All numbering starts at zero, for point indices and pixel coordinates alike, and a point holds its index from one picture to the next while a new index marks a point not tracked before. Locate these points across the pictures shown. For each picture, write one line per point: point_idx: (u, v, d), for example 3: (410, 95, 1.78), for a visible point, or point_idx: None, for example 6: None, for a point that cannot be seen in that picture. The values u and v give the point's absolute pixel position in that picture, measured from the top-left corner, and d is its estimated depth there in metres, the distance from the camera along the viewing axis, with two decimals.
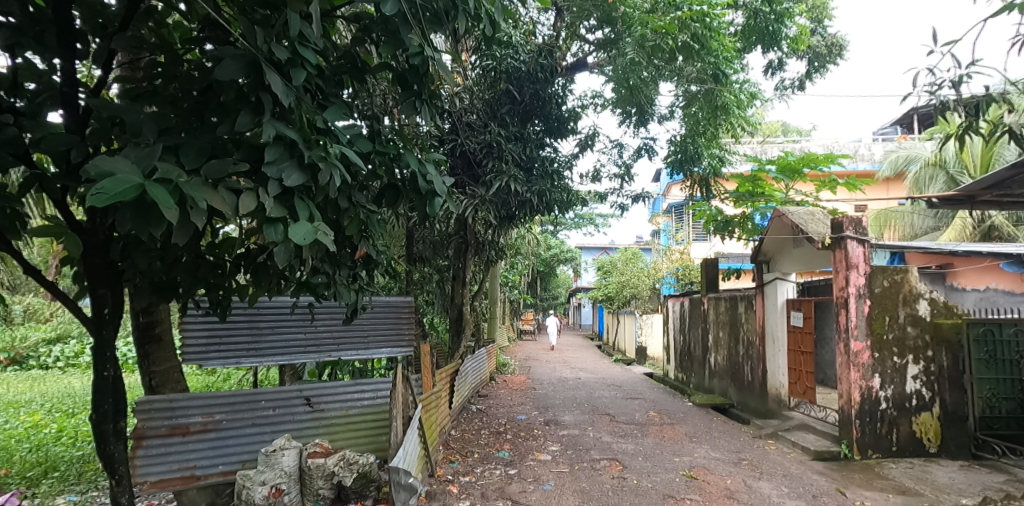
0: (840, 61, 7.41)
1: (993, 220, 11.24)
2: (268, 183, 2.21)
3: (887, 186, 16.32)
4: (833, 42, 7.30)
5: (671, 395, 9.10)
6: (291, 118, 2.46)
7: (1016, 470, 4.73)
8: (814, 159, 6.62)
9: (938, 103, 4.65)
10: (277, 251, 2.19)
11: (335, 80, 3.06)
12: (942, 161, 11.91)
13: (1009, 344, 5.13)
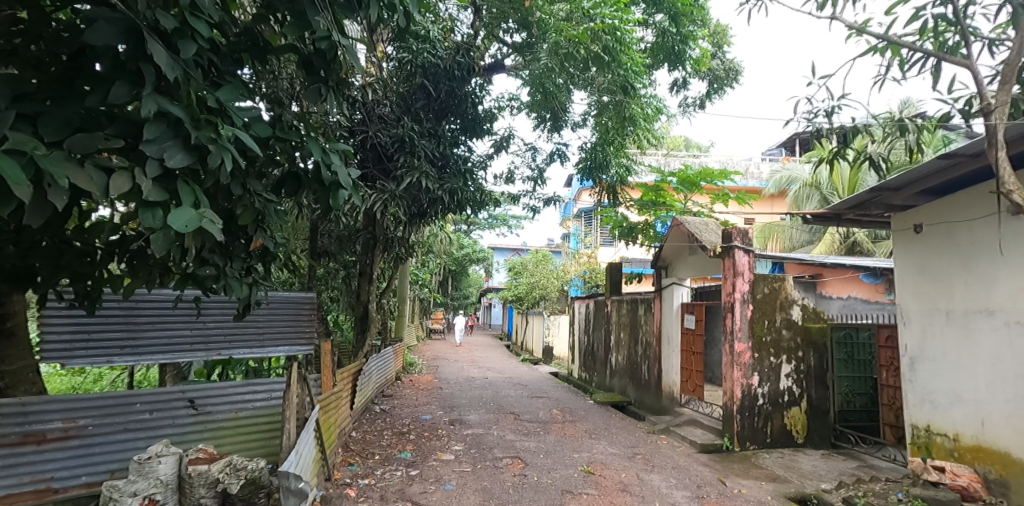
0: (735, 85, 8.04)
1: (855, 237, 12.73)
2: (147, 162, 1.99)
3: (771, 203, 17.97)
4: (730, 67, 7.92)
5: (574, 394, 9.40)
6: (179, 95, 2.23)
7: (864, 457, 5.37)
8: (710, 174, 7.14)
9: (815, 130, 5.22)
10: (154, 238, 1.95)
11: (232, 58, 2.81)
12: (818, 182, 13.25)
13: (863, 346, 5.78)
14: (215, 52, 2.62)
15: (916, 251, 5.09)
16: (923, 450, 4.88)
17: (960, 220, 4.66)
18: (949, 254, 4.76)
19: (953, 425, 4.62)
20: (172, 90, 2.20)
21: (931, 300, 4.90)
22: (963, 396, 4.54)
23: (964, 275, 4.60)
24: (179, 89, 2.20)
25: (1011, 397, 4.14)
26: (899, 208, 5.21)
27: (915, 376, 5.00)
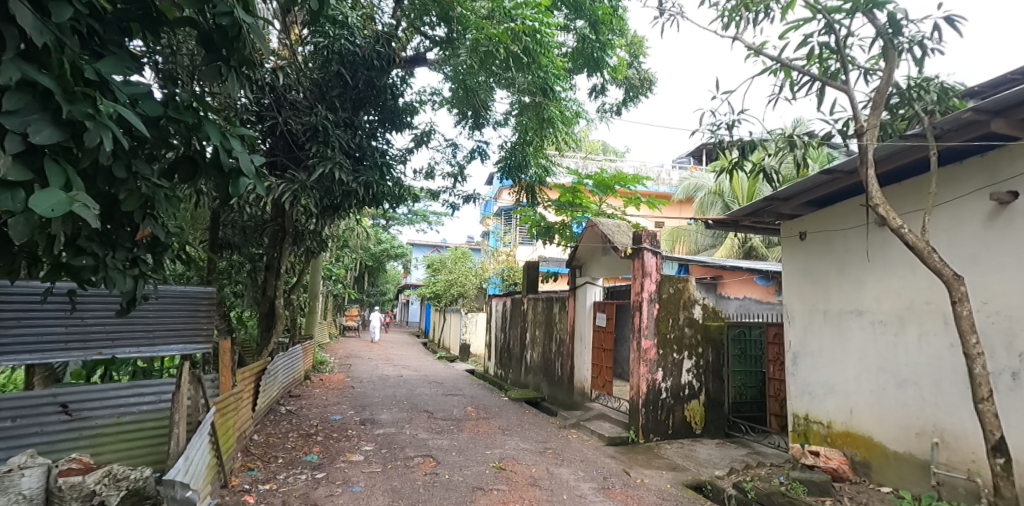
0: (650, 94, 8.45)
1: (752, 242, 13.80)
2: (5, 138, 1.62)
3: (679, 208, 19.09)
4: (645, 77, 8.32)
5: (489, 390, 9.49)
6: (44, 64, 1.83)
7: (752, 444, 5.84)
8: (623, 178, 7.53)
9: (717, 142, 5.58)
10: (13, 225, 1.62)
11: (118, 26, 2.35)
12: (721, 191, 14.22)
13: (755, 343, 6.35)
14: (93, 14, 2.19)
15: (800, 256, 5.50)
16: (802, 436, 5.36)
17: (838, 229, 5.06)
18: (829, 259, 5.15)
19: (827, 414, 5.08)
20: (41, 57, 1.82)
21: (811, 301, 5.33)
22: (835, 387, 4.99)
23: (839, 279, 5.02)
24: (46, 58, 1.81)
25: (875, 387, 4.62)
26: (788, 216, 5.64)
27: (797, 370, 5.42)
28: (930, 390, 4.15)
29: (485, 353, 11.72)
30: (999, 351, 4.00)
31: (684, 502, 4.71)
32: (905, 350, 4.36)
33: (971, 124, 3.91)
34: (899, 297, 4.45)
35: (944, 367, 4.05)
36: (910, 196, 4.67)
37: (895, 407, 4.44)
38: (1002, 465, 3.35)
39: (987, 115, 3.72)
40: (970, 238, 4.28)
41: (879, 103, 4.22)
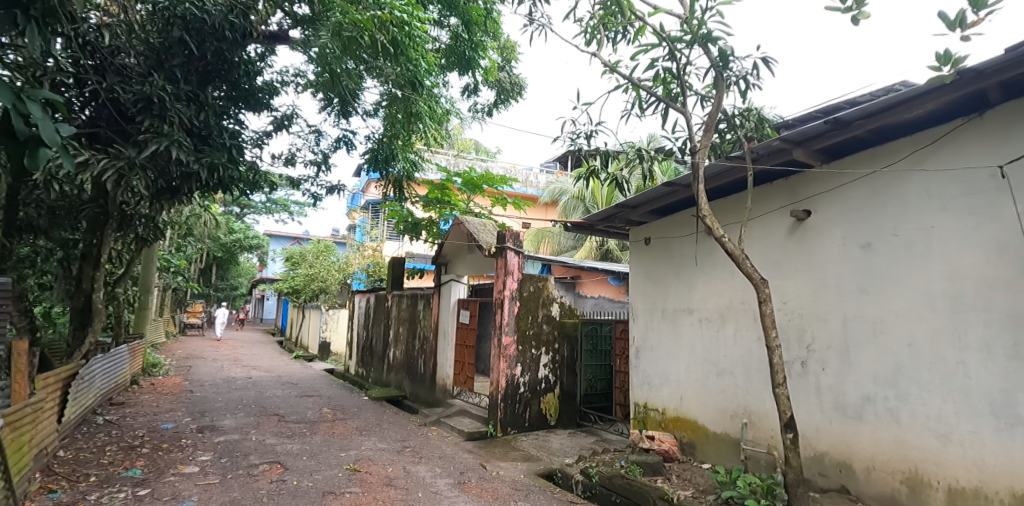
0: (519, 99, 8.74)
1: (608, 245, 14.80)
2: None
3: (545, 210, 19.92)
4: (516, 82, 8.60)
5: (348, 390, 9.17)
6: None
7: (599, 432, 6.32)
8: (491, 178, 7.72)
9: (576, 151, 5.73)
10: None
11: None
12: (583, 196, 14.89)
13: (606, 339, 6.83)
14: None
15: (645, 259, 6.00)
16: (640, 423, 5.85)
17: (675, 236, 5.60)
18: (668, 262, 5.67)
19: (662, 401, 5.60)
20: None
21: (652, 300, 5.82)
22: (669, 377, 5.50)
23: (675, 280, 5.54)
24: None
25: (700, 377, 5.14)
26: (637, 223, 6.07)
27: (640, 363, 5.90)
28: (742, 377, 4.72)
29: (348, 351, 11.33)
30: (793, 344, 4.66)
31: (535, 490, 4.96)
32: (725, 343, 4.91)
33: (778, 151, 4.40)
34: (721, 298, 5.00)
35: (753, 358, 4.64)
36: (732, 210, 5.20)
37: (715, 393, 4.98)
38: (791, 439, 3.80)
39: (790, 144, 4.21)
40: (774, 249, 4.88)
41: (709, 128, 4.42)
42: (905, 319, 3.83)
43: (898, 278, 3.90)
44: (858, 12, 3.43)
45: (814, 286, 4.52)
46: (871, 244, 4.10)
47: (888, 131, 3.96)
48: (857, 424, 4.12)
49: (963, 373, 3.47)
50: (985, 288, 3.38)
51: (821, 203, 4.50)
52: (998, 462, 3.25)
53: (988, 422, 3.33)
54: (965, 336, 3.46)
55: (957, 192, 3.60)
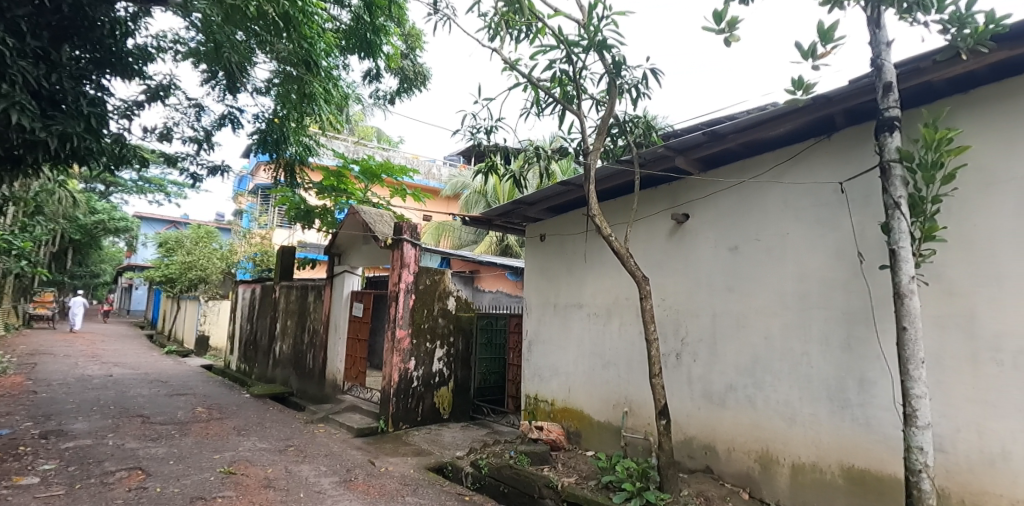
0: (423, 89, 8.63)
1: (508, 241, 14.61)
2: None
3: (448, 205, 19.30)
4: (420, 71, 8.46)
5: (227, 388, 8.53)
6: None
7: (491, 423, 6.44)
8: (390, 168, 7.53)
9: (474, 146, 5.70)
10: None
11: None
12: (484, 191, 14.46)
13: (500, 331, 7.00)
14: None
15: (539, 255, 6.18)
16: (530, 414, 6.01)
17: (568, 234, 5.82)
18: (561, 258, 5.88)
19: (551, 393, 5.79)
20: None
21: (545, 296, 6.02)
22: (559, 370, 5.71)
23: (567, 277, 5.76)
24: None
25: (587, 369, 5.38)
26: (533, 220, 6.22)
27: (532, 356, 6.07)
28: (624, 369, 5.00)
29: (228, 346, 10.51)
30: (669, 337, 4.92)
31: (424, 484, 4.91)
32: (610, 337, 5.17)
33: (663, 158, 4.62)
34: (608, 294, 5.27)
35: (634, 351, 4.94)
36: (620, 211, 5.49)
37: (600, 384, 5.23)
38: (665, 425, 4.10)
39: (673, 152, 4.44)
40: (655, 250, 5.14)
41: (602, 131, 4.52)
42: (764, 315, 4.22)
43: (759, 278, 4.27)
44: (730, 35, 3.67)
45: (689, 283, 4.80)
46: (738, 247, 4.45)
47: (756, 146, 4.31)
48: (720, 409, 4.44)
49: (807, 363, 3.92)
50: (827, 288, 3.86)
51: (698, 207, 4.78)
52: (831, 439, 3.76)
53: (825, 406, 3.81)
54: (810, 330, 3.92)
55: (808, 204, 4.04)
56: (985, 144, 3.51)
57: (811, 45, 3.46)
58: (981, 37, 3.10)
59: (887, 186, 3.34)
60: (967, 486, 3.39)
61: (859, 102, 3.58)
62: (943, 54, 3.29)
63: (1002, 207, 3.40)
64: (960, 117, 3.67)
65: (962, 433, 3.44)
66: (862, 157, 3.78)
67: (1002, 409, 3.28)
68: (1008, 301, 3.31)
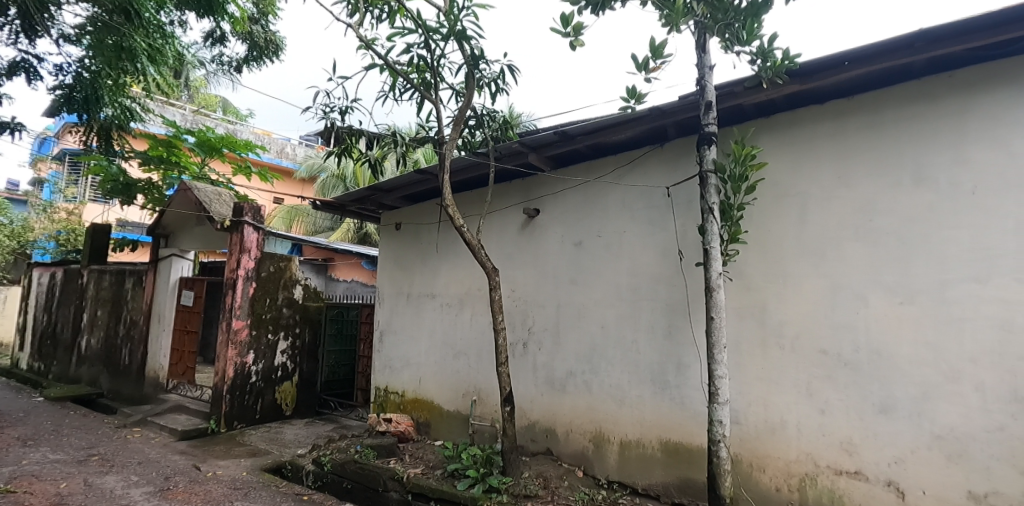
0: (276, 60, 8.02)
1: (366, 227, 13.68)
2: None
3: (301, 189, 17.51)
4: (271, 40, 7.85)
5: (10, 391, 7.15)
6: None
7: (338, 418, 6.31)
8: (234, 142, 6.85)
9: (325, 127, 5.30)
10: None
11: None
12: (343, 174, 13.34)
13: (350, 323, 6.79)
14: None
15: (394, 244, 6.04)
16: (380, 406, 5.87)
17: (424, 223, 5.75)
18: (417, 247, 5.78)
19: (402, 384, 5.70)
20: None
21: (399, 286, 5.89)
22: (410, 360, 5.63)
23: (421, 267, 5.70)
24: None
25: (437, 359, 5.39)
26: (389, 207, 6.06)
27: (383, 347, 5.92)
28: (474, 359, 5.09)
29: (15, 341, 8.76)
30: (517, 326, 5.09)
31: (257, 487, 4.52)
32: (462, 327, 5.23)
33: (516, 154, 4.67)
34: (461, 284, 5.31)
35: (484, 341, 5.05)
36: (475, 203, 5.54)
37: (451, 374, 5.27)
38: (509, 412, 4.17)
39: (527, 149, 4.49)
40: (508, 241, 5.28)
41: (459, 121, 4.49)
42: (602, 306, 4.53)
43: (599, 272, 4.58)
44: (575, 39, 3.72)
45: (537, 276, 5.01)
46: (582, 242, 4.72)
47: (601, 149, 4.54)
48: (561, 394, 4.70)
49: (636, 350, 4.28)
50: (653, 281, 4.24)
51: (548, 203, 4.99)
52: (653, 417, 4.14)
53: (649, 388, 4.18)
54: (639, 320, 4.28)
55: (641, 204, 4.38)
56: (778, 161, 4.06)
57: (643, 58, 3.71)
58: (777, 71, 3.50)
59: (704, 193, 3.65)
60: (753, 451, 3.96)
61: (687, 118, 3.93)
62: (750, 82, 3.67)
63: (789, 217, 3.96)
64: (762, 137, 4.17)
65: (753, 407, 3.99)
66: (686, 165, 4.17)
67: (781, 385, 3.87)
68: (788, 295, 3.90)
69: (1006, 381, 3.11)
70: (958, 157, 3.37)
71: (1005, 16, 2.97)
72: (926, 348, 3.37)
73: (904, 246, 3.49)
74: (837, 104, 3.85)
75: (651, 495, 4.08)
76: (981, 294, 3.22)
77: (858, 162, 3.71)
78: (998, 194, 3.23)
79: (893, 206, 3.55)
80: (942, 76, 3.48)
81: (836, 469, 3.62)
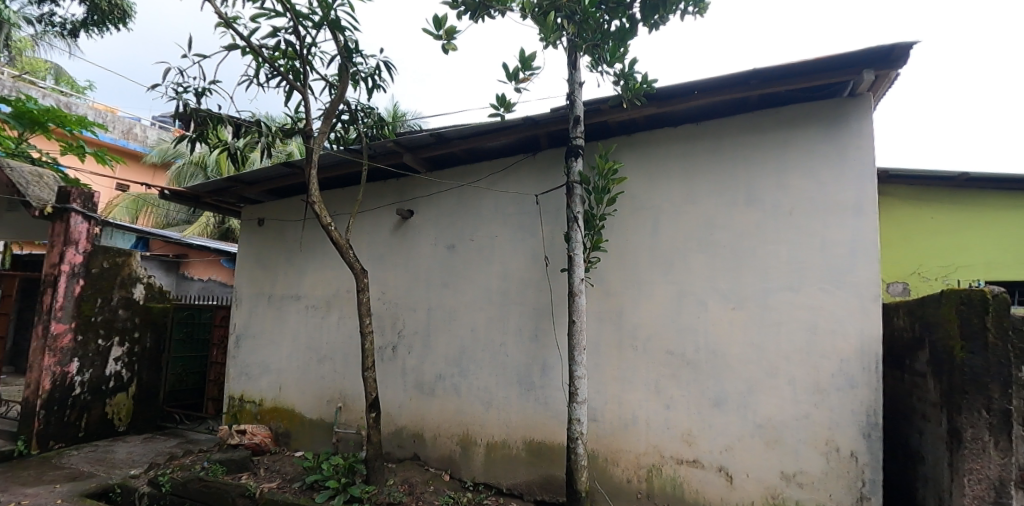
0: (123, 27, 7.06)
1: (229, 223, 12.68)
2: None
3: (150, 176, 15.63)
4: (117, 4, 6.90)
5: None
6: None
7: (184, 432, 6.01)
8: (63, 117, 5.92)
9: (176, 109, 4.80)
10: None
11: None
12: (203, 162, 12.18)
13: (204, 327, 6.63)
14: None
15: (257, 241, 5.68)
16: (233, 417, 5.45)
17: (289, 220, 5.51)
18: (282, 246, 5.48)
19: (259, 392, 5.38)
20: None
21: (260, 286, 5.55)
22: (271, 366, 5.31)
23: (287, 266, 5.41)
24: None
25: (300, 364, 5.16)
26: (250, 201, 5.73)
27: (238, 353, 5.55)
28: (340, 364, 4.93)
29: None
30: (387, 330, 4.97)
31: None
32: (327, 330, 5.05)
33: (392, 153, 4.58)
34: (327, 286, 5.14)
35: (351, 345, 4.90)
36: (345, 201, 5.37)
37: (314, 380, 5.05)
38: (374, 418, 4.01)
39: (402, 148, 4.41)
40: (380, 243, 5.14)
41: (329, 115, 4.31)
42: (473, 309, 4.56)
43: (471, 276, 4.61)
44: (448, 43, 3.83)
45: (408, 278, 4.93)
46: (455, 246, 4.72)
47: (476, 154, 4.58)
48: (429, 398, 4.66)
49: (503, 353, 4.36)
50: (521, 285, 4.36)
51: (422, 205, 4.94)
52: (518, 418, 4.24)
53: (514, 389, 4.28)
54: (507, 323, 4.38)
55: (512, 210, 4.49)
56: (636, 175, 4.37)
57: (514, 68, 3.82)
58: (636, 93, 3.74)
59: (569, 202, 3.79)
60: (607, 446, 4.22)
61: (557, 129, 4.07)
62: (613, 101, 3.89)
63: (644, 228, 4.27)
64: (622, 153, 4.46)
65: (608, 405, 4.24)
66: (554, 176, 4.35)
67: (633, 383, 4.17)
68: (641, 300, 4.21)
69: (811, 375, 3.63)
70: (780, 182, 3.87)
71: (818, 64, 3.47)
72: (751, 348, 3.82)
73: (736, 258, 3.93)
74: (686, 128, 4.23)
75: (514, 493, 4.18)
76: (793, 300, 3.73)
77: (702, 182, 4.12)
78: (807, 215, 3.76)
79: (729, 222, 3.99)
80: (770, 111, 3.98)
81: (678, 459, 3.97)
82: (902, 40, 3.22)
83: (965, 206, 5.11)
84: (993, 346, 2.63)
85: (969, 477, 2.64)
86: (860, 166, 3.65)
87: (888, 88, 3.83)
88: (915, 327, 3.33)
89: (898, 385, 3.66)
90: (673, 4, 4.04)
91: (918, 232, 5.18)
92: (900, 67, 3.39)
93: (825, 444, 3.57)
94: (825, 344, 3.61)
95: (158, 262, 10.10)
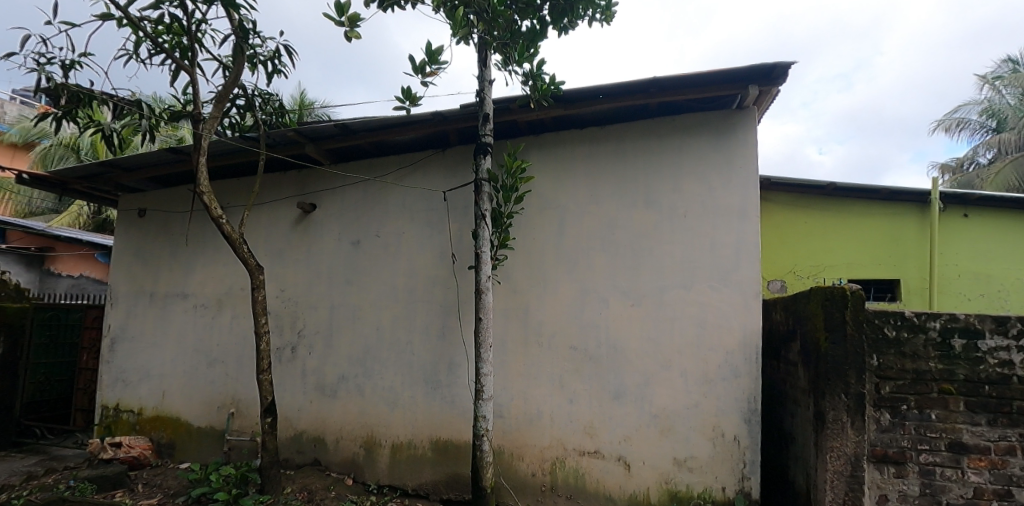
0: None
1: (106, 214, 11.48)
2: None
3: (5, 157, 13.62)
4: None
5: None
6: None
7: (47, 447, 5.50)
8: None
9: (36, 81, 4.24)
10: None
11: None
12: (75, 145, 10.91)
13: (70, 329, 6.03)
14: None
15: (135, 232, 5.26)
16: (106, 429, 5.02)
17: (176, 211, 5.14)
18: (165, 238, 5.11)
19: (138, 400, 4.97)
20: None
21: (140, 283, 5.13)
22: (151, 371, 4.94)
23: (171, 261, 5.05)
24: None
25: (186, 368, 4.80)
26: (128, 190, 5.29)
27: (113, 357, 5.10)
28: (233, 366, 4.64)
29: None
30: (286, 330, 4.71)
31: None
32: (218, 331, 4.74)
33: (293, 143, 4.35)
34: (216, 284, 4.83)
35: (245, 347, 4.64)
36: (240, 193, 5.06)
37: (203, 385, 4.73)
38: (270, 423, 3.76)
39: (304, 138, 4.19)
40: (278, 238, 4.88)
41: (222, 99, 4.01)
42: (378, 307, 4.44)
43: (376, 273, 4.48)
44: (351, 30, 3.79)
45: (309, 275, 4.71)
46: (360, 242, 4.57)
47: (384, 147, 4.46)
48: (331, 400, 4.48)
49: (409, 351, 4.29)
50: (427, 283, 4.31)
51: (325, 198, 4.73)
52: (423, 416, 4.19)
53: (420, 388, 4.23)
54: (413, 321, 4.31)
55: (419, 207, 4.43)
56: (544, 175, 4.45)
57: (420, 62, 3.78)
58: (544, 94, 3.80)
59: (478, 200, 3.76)
60: (513, 441, 4.28)
61: (467, 126, 4.04)
62: (521, 101, 3.93)
63: (550, 227, 4.37)
64: (530, 152, 4.52)
65: (513, 401, 4.30)
66: (463, 173, 4.33)
67: (538, 379, 4.25)
68: (547, 298, 4.30)
69: (700, 367, 3.89)
70: (677, 186, 4.11)
71: (713, 78, 3.70)
72: (648, 343, 4.02)
73: (636, 257, 4.13)
74: (591, 131, 4.38)
75: (420, 494, 4.13)
76: (684, 297, 3.98)
77: (606, 183, 4.28)
78: (699, 218, 4.02)
79: (630, 223, 4.18)
80: (669, 118, 4.20)
81: (580, 451, 4.11)
82: (781, 61, 3.52)
83: (833, 212, 5.72)
84: (851, 337, 2.94)
85: (831, 455, 2.93)
86: (744, 174, 3.97)
87: (770, 103, 4.18)
88: (788, 321, 3.67)
89: (774, 374, 4.02)
90: (581, 10, 4.14)
91: (794, 235, 5.75)
92: (781, 84, 3.71)
93: (712, 430, 3.84)
94: (712, 338, 3.88)
95: (14, 257, 8.96)
